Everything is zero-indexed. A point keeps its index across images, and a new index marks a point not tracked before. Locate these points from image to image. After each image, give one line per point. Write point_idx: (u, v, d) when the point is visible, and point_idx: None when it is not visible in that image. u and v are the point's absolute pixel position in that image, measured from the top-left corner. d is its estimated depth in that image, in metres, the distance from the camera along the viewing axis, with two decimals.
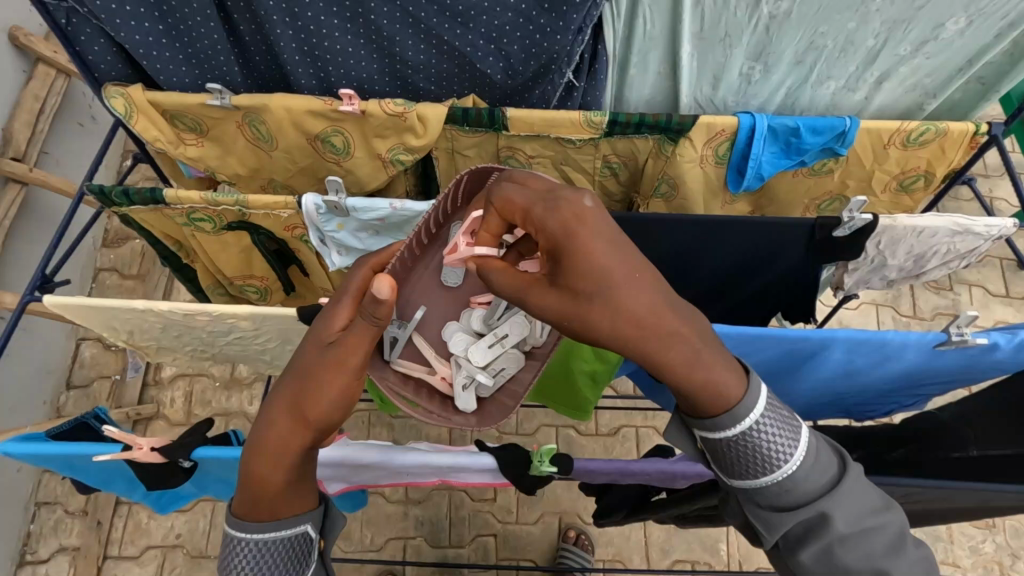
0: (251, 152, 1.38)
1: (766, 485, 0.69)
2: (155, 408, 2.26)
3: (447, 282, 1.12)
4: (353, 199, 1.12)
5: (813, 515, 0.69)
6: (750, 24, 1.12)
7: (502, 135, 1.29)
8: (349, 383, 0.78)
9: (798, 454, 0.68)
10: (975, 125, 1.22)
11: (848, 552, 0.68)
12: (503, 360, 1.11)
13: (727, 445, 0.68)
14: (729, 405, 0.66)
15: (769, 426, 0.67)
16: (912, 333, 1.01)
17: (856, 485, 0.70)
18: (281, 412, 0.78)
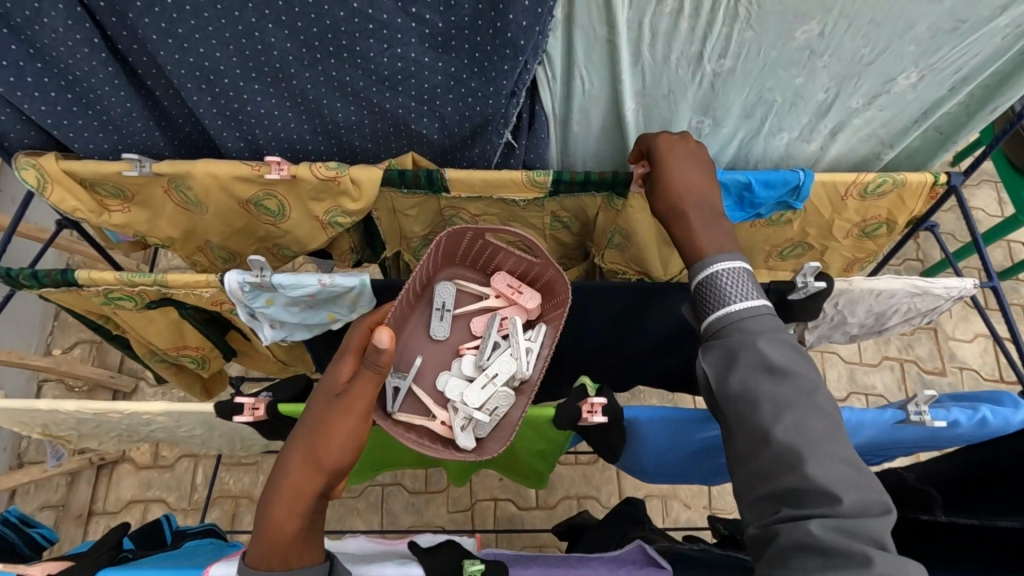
0: (182, 216, 1.31)
1: (710, 321, 0.82)
2: (120, 451, 2.18)
3: (435, 335, 1.22)
4: (278, 276, 1.05)
5: (737, 349, 0.77)
6: (693, 81, 1.07)
7: (443, 196, 1.24)
8: (355, 429, 0.83)
9: (742, 302, 0.80)
10: (934, 175, 1.17)
11: (759, 379, 0.74)
12: (495, 398, 1.14)
13: (696, 288, 0.86)
14: (701, 256, 0.88)
15: (727, 276, 0.83)
16: (871, 413, 0.96)
17: (785, 341, 0.77)
18: (293, 463, 0.82)
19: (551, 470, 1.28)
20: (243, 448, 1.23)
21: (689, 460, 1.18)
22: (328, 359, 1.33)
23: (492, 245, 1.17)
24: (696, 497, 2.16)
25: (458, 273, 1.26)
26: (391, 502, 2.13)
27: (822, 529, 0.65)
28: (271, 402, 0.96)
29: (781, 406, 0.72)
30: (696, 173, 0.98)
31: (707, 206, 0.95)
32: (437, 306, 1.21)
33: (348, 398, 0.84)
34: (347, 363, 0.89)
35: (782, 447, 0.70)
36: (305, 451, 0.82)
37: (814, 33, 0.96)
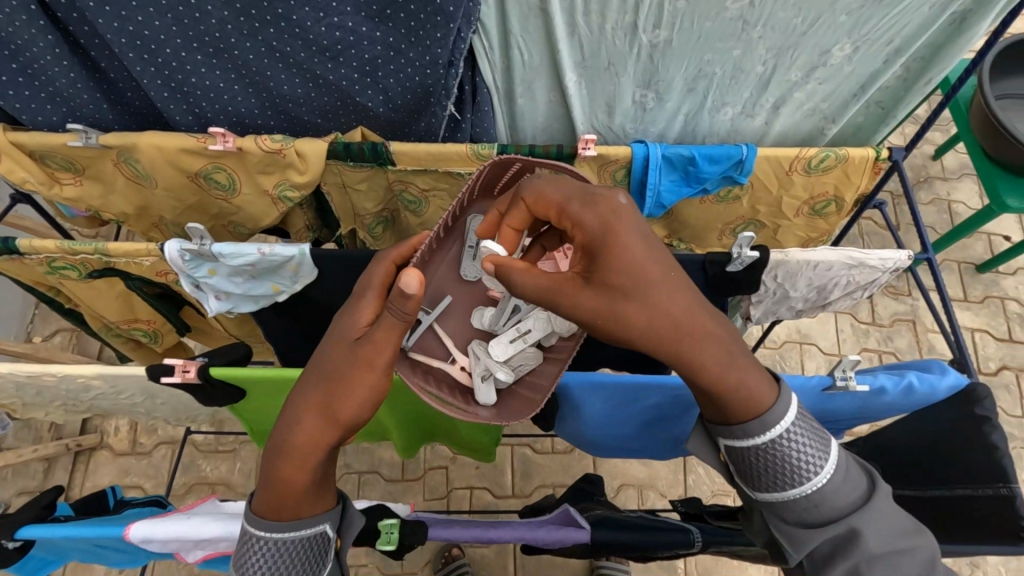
0: (134, 190, 1.32)
1: (795, 498, 0.74)
2: (98, 438, 2.19)
3: (466, 275, 1.13)
4: (218, 245, 1.06)
5: (852, 531, 0.72)
6: (631, 53, 1.07)
7: (390, 170, 1.24)
8: (376, 383, 0.82)
9: (830, 467, 0.74)
10: (876, 150, 1.18)
11: (874, 561, 0.71)
12: (522, 357, 1.04)
13: (757, 453, 0.75)
14: (760, 411, 0.74)
15: (799, 436, 0.74)
16: (797, 378, 0.97)
17: (883, 503, 0.74)
18: (306, 413, 0.81)
19: (497, 443, 1.28)
20: (192, 419, 1.23)
21: (631, 432, 1.19)
22: (281, 333, 1.33)
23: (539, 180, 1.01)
24: (673, 487, 2.16)
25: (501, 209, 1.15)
26: (366, 489, 2.14)
27: None
28: (203, 365, 0.97)
29: None
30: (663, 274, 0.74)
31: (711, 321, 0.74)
32: (471, 243, 1.11)
33: (368, 348, 0.81)
34: (368, 305, 0.87)
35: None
36: (319, 402, 0.82)
37: (745, 2, 0.97)
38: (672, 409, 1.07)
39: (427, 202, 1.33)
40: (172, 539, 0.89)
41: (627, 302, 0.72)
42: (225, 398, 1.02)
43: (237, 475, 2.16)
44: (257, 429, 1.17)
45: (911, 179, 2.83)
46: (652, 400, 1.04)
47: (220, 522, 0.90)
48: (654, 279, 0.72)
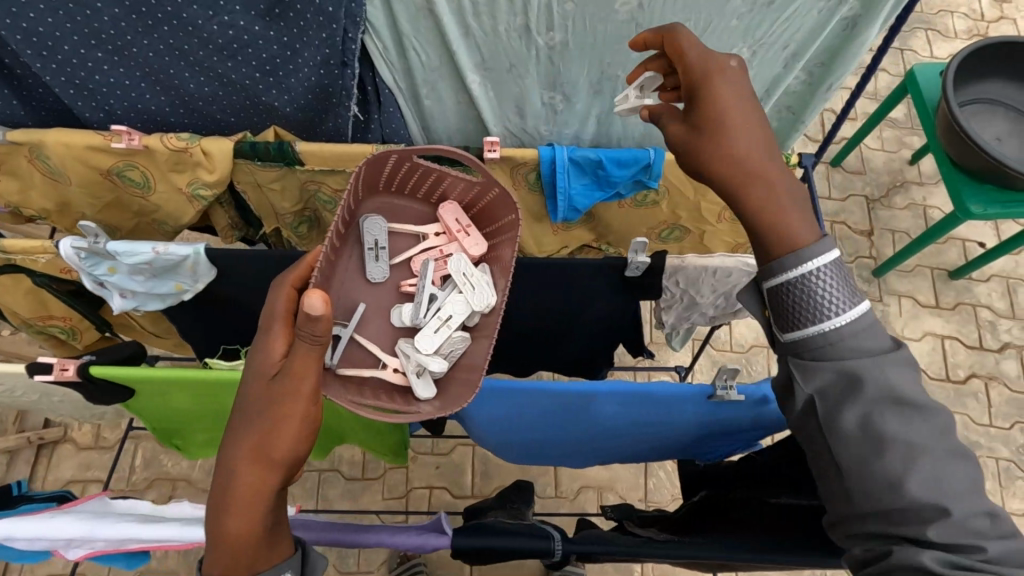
0: (52, 186, 1.31)
1: (812, 336, 0.65)
2: (62, 431, 2.13)
3: (372, 278, 1.12)
4: (112, 243, 1.06)
5: (858, 374, 0.62)
6: (530, 55, 1.07)
7: (300, 170, 1.23)
8: (307, 414, 0.76)
9: (854, 315, 0.64)
10: (786, 156, 1.18)
11: (887, 413, 0.61)
12: (451, 343, 1.04)
13: (782, 291, 0.67)
14: (795, 246, 0.67)
15: (830, 276, 0.65)
16: (679, 385, 0.97)
17: (903, 361, 0.63)
18: (239, 465, 0.73)
19: (407, 441, 1.27)
20: (101, 416, 1.23)
21: (540, 435, 1.19)
22: (199, 331, 1.32)
23: (426, 167, 1.06)
24: (633, 490, 2.10)
25: (396, 203, 1.15)
26: (326, 488, 2.09)
27: (939, 562, 0.56)
28: (83, 363, 0.97)
29: (916, 441, 0.60)
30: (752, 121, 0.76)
31: (782, 172, 0.72)
32: (369, 245, 1.10)
33: (290, 381, 0.75)
34: (278, 335, 0.80)
35: (915, 497, 0.58)
36: (249, 450, 0.74)
37: (633, 5, 0.96)
38: (566, 414, 1.08)
39: (342, 202, 1.33)
40: (35, 540, 0.88)
41: (707, 128, 0.74)
42: (113, 396, 1.02)
43: (198, 472, 2.08)
44: (161, 429, 1.17)
45: (887, 183, 2.79)
46: (540, 406, 1.05)
47: (88, 523, 0.90)
48: (731, 114, 0.73)
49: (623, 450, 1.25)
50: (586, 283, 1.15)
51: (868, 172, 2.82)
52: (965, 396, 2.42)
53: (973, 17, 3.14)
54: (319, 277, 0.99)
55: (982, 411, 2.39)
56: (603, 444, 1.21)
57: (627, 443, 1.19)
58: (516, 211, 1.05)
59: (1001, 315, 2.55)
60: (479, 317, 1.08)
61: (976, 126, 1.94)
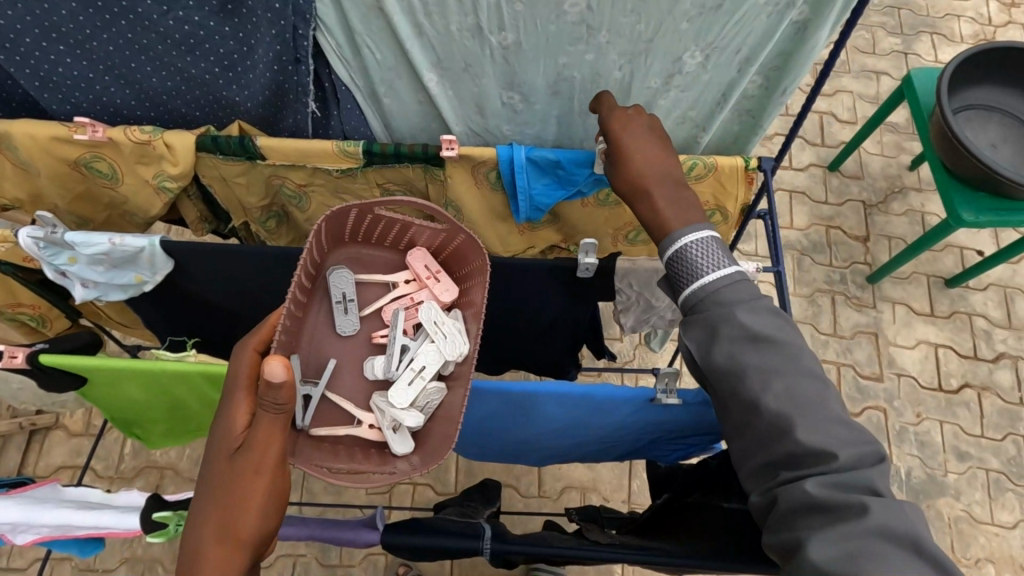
0: (23, 177, 1.33)
1: (689, 293, 0.86)
2: (54, 418, 2.17)
3: (342, 331, 1.15)
4: (70, 234, 1.08)
5: (719, 322, 0.81)
6: (485, 54, 1.06)
7: (262, 165, 1.24)
8: (271, 487, 0.80)
9: (718, 273, 0.84)
10: (745, 159, 1.17)
11: (744, 350, 0.78)
12: (426, 395, 1.06)
13: (669, 262, 0.89)
14: (671, 230, 0.91)
15: (701, 247, 0.86)
16: (620, 389, 0.97)
17: (761, 308, 0.80)
18: (206, 544, 0.76)
19: None
20: (64, 404, 1.25)
21: (492, 435, 1.19)
22: (165, 323, 1.33)
23: (388, 216, 1.11)
24: (616, 491, 2.08)
25: (364, 254, 1.20)
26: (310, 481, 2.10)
27: (816, 487, 0.70)
28: (32, 351, 0.98)
29: (769, 371, 0.77)
30: (654, 146, 0.99)
31: (667, 181, 0.96)
32: (337, 298, 1.15)
33: (253, 453, 0.80)
34: (240, 404, 0.84)
35: (772, 415, 0.75)
36: (216, 527, 0.77)
37: (583, 7, 0.95)
38: (512, 416, 1.07)
39: (307, 197, 1.34)
40: None
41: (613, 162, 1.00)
42: (65, 384, 1.03)
43: (184, 461, 2.10)
44: (119, 420, 1.18)
45: (884, 189, 2.76)
46: (485, 408, 1.05)
47: (22, 509, 0.90)
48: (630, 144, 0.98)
49: (579, 452, 1.25)
50: (540, 283, 1.15)
51: (866, 177, 2.78)
52: (956, 406, 2.38)
53: (980, 22, 3.10)
54: (285, 334, 1.03)
55: (972, 421, 2.36)
56: (558, 448, 1.21)
57: (581, 446, 1.18)
58: (484, 253, 1.07)
59: (997, 325, 2.51)
60: (453, 365, 1.10)
61: (970, 133, 1.90)
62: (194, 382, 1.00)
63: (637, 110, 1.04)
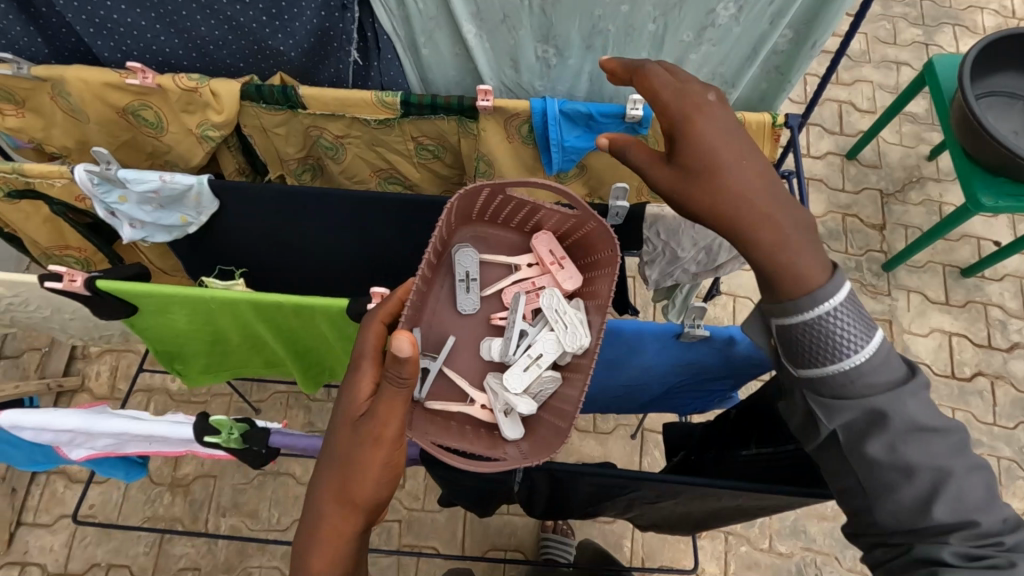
0: (73, 125, 1.39)
1: (832, 374, 0.71)
2: (79, 381, 2.11)
3: (462, 309, 1.13)
4: (123, 170, 1.13)
5: (874, 411, 0.70)
6: (523, 6, 1.10)
7: (303, 114, 1.29)
8: (387, 460, 0.81)
9: (868, 352, 0.70)
10: (773, 116, 1.19)
11: (905, 442, 0.69)
12: (540, 382, 1.04)
13: (801, 331, 0.72)
14: (809, 287, 0.71)
15: (845, 316, 0.71)
16: (649, 323, 1.01)
17: (918, 391, 0.70)
18: (326, 503, 0.81)
19: None
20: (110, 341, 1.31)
21: None
22: (206, 266, 1.39)
23: (519, 199, 1.06)
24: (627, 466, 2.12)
25: (488, 233, 1.16)
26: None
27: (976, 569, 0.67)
28: (90, 277, 1.03)
29: (937, 463, 0.68)
30: (743, 148, 0.77)
31: (780, 203, 0.75)
32: (461, 276, 1.11)
33: (373, 425, 0.80)
34: (366, 374, 0.86)
35: (939, 512, 0.68)
36: (337, 490, 0.81)
37: None
38: None
39: (343, 148, 1.38)
40: (34, 427, 0.93)
41: (698, 182, 0.77)
42: (118, 311, 1.09)
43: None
44: (162, 351, 1.24)
45: (902, 179, 2.76)
46: None
47: (68, 430, 0.95)
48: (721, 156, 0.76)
49: (602, 400, 1.29)
50: None
51: (883, 166, 2.79)
52: (969, 394, 2.39)
53: (1004, 14, 3.09)
54: (410, 311, 1.00)
55: (985, 410, 2.37)
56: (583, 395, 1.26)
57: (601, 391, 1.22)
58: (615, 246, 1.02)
59: (1012, 315, 2.52)
60: (569, 356, 1.07)
61: (992, 118, 1.91)
62: (242, 311, 1.05)
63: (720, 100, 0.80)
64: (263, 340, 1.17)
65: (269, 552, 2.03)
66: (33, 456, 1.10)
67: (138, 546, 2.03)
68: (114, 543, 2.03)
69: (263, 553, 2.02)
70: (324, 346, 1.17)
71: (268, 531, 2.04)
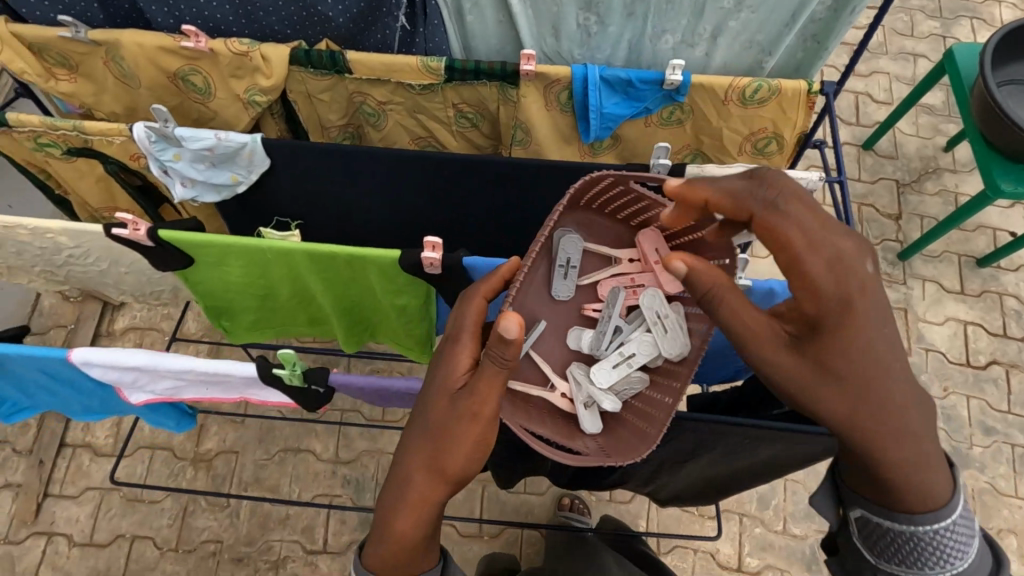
0: (123, 90, 1.44)
1: None
2: None
3: (557, 294, 1.12)
4: (179, 128, 1.17)
5: None
6: None
7: (348, 79, 1.33)
8: (480, 438, 0.85)
9: (967, 560, 0.78)
10: (809, 83, 1.23)
11: None
12: (627, 381, 1.05)
13: (911, 537, 0.78)
14: (934, 504, 0.77)
15: (957, 529, 0.78)
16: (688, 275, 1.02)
17: None
18: (416, 473, 0.86)
19: (430, 335, 1.31)
20: (158, 299, 1.36)
21: None
22: (250, 227, 1.44)
23: (636, 192, 1.01)
24: None
25: (593, 220, 1.11)
26: (348, 427, 2.19)
27: None
28: (152, 227, 1.08)
29: None
30: (879, 352, 0.80)
31: (907, 400, 0.80)
32: (562, 261, 1.09)
33: (472, 400, 0.83)
34: (463, 350, 0.88)
35: None
36: (427, 460, 0.86)
37: None
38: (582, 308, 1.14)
39: (385, 115, 1.42)
40: (104, 363, 0.97)
41: (829, 372, 0.81)
42: (175, 262, 1.13)
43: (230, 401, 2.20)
44: (210, 306, 1.28)
45: (918, 169, 2.78)
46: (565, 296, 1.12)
47: (131, 370, 1.00)
48: (856, 368, 0.80)
49: None
50: None
51: (899, 157, 2.81)
52: (984, 381, 2.40)
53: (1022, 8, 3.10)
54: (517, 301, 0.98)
55: (1000, 398, 2.37)
56: None
57: None
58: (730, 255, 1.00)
59: None
60: (661, 359, 1.07)
61: (1013, 106, 1.94)
62: (297, 262, 1.09)
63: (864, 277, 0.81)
64: (310, 294, 1.22)
65: (290, 526, 2.06)
66: (88, 404, 1.20)
67: (162, 519, 2.06)
68: (140, 515, 2.07)
69: (285, 526, 2.06)
70: (370, 300, 1.21)
71: (290, 505, 2.07)
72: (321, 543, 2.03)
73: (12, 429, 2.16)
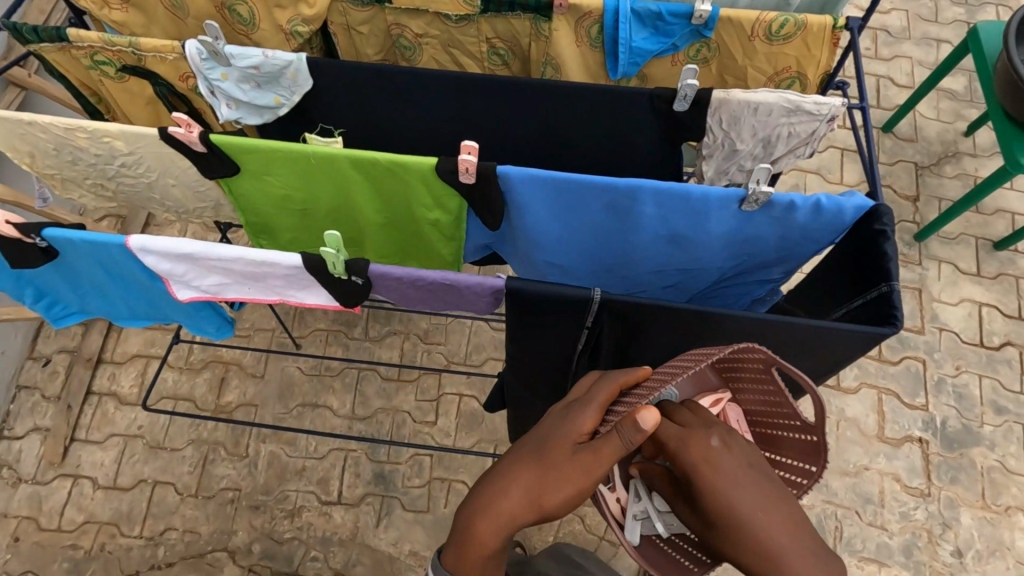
0: (171, 23, 1.50)
1: None
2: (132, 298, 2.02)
3: None
4: (229, 46, 1.24)
5: None
6: None
7: (388, 9, 1.39)
8: (583, 487, 0.82)
9: None
10: (834, 19, 1.27)
11: None
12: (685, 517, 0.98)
13: None
14: None
15: None
16: (714, 187, 1.06)
17: None
18: (512, 493, 0.83)
19: (457, 256, 1.36)
20: (200, 217, 1.43)
21: (580, 261, 1.30)
22: None
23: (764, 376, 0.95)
24: None
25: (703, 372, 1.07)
26: (364, 384, 2.24)
27: None
28: (204, 132, 1.14)
29: None
30: (758, 508, 0.76)
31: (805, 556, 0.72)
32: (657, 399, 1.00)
33: (589, 454, 0.81)
34: (588, 414, 0.86)
35: None
36: (530, 484, 0.83)
37: None
38: (608, 225, 1.18)
39: (421, 49, 1.48)
40: (159, 250, 1.03)
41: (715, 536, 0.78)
42: (221, 169, 1.19)
43: (247, 356, 2.26)
44: (250, 222, 1.35)
45: (938, 153, 2.77)
46: (590, 213, 1.16)
47: (185, 261, 1.06)
48: (732, 518, 0.76)
49: (652, 291, 1.34)
50: (639, 118, 1.27)
51: (920, 140, 2.80)
52: (998, 362, 2.31)
53: None
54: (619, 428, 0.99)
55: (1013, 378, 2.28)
56: (635, 282, 1.33)
57: (663, 275, 1.28)
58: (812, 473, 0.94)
59: None
60: None
61: None
62: (338, 169, 1.15)
63: (724, 445, 0.82)
64: (345, 209, 1.27)
65: (306, 477, 2.11)
66: (136, 306, 1.29)
67: (183, 466, 2.12)
68: (161, 462, 2.13)
69: (300, 477, 2.11)
70: (403, 218, 1.28)
71: (306, 458, 2.13)
72: (335, 494, 2.08)
73: (43, 374, 2.24)
